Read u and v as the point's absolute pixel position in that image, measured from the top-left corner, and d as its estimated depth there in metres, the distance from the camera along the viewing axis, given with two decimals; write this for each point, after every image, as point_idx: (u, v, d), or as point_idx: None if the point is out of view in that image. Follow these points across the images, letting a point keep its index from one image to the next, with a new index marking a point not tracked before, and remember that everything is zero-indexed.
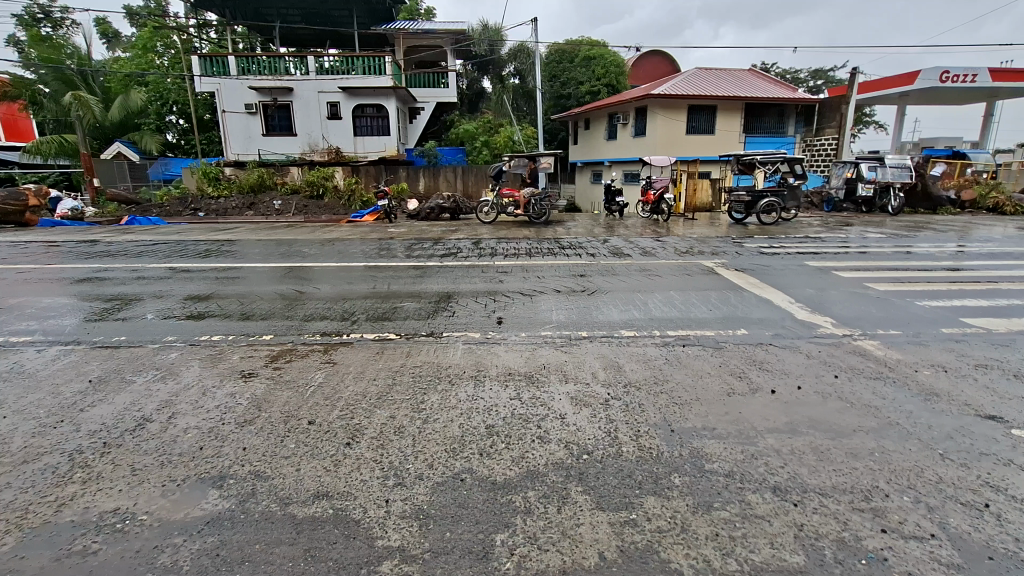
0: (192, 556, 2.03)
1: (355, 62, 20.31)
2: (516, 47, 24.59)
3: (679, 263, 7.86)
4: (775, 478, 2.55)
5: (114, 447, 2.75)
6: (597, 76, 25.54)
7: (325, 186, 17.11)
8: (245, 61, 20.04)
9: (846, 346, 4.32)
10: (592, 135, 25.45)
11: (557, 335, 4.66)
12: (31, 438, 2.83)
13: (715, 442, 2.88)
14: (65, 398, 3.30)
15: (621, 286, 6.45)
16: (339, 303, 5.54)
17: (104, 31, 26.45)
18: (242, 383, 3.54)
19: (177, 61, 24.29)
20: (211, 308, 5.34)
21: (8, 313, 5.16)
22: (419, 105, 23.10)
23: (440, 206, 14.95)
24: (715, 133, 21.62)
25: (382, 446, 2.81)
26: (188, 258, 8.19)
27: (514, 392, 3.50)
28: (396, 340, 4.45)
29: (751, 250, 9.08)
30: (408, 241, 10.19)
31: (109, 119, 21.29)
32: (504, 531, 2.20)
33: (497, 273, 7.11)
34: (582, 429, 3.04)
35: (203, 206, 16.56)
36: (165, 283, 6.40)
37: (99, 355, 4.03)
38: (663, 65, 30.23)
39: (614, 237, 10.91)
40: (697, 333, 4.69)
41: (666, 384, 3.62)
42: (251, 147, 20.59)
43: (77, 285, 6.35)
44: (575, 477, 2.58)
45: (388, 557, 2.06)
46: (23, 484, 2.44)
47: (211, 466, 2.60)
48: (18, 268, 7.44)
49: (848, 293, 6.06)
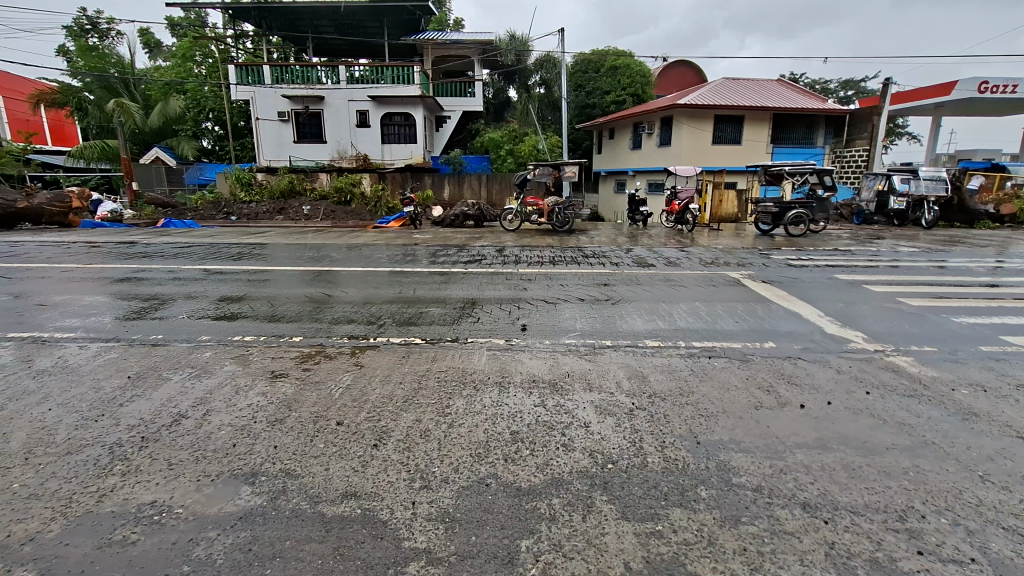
0: (225, 550, 2.08)
1: (384, 71, 20.75)
2: (542, 57, 24.73)
3: (704, 274, 7.79)
4: (805, 494, 2.50)
5: (152, 442, 2.84)
6: (623, 85, 25.58)
7: (352, 192, 17.44)
8: (279, 70, 20.61)
9: (878, 362, 4.22)
10: (617, 144, 25.44)
11: (580, 343, 4.65)
12: (74, 431, 2.94)
13: (742, 456, 2.83)
14: (106, 393, 3.42)
15: (645, 296, 6.40)
16: (366, 307, 5.63)
17: (146, 41, 27.44)
18: (273, 383, 3.62)
19: (214, 70, 24.96)
20: (243, 308, 5.50)
21: (51, 310, 5.36)
22: (445, 114, 23.49)
23: (465, 213, 15.12)
24: (742, 143, 21.38)
25: (408, 448, 2.84)
26: (221, 260, 8.48)
27: (538, 399, 3.51)
28: (421, 344, 4.49)
29: (778, 262, 8.92)
30: (433, 247, 10.33)
31: (149, 126, 22.27)
32: (528, 538, 2.20)
33: (520, 281, 7.13)
34: (607, 438, 3.02)
35: (235, 211, 16.98)
36: (200, 284, 6.61)
37: (137, 353, 4.16)
38: (690, 75, 30.14)
39: (637, 247, 10.87)
40: (723, 345, 4.63)
41: (691, 396, 3.57)
42: (282, 153, 21.10)
43: (117, 284, 6.58)
44: (600, 487, 2.57)
45: (415, 558, 2.08)
46: (67, 474, 2.54)
47: (244, 464, 2.66)
48: (62, 267, 7.77)
49: (879, 307, 5.92)
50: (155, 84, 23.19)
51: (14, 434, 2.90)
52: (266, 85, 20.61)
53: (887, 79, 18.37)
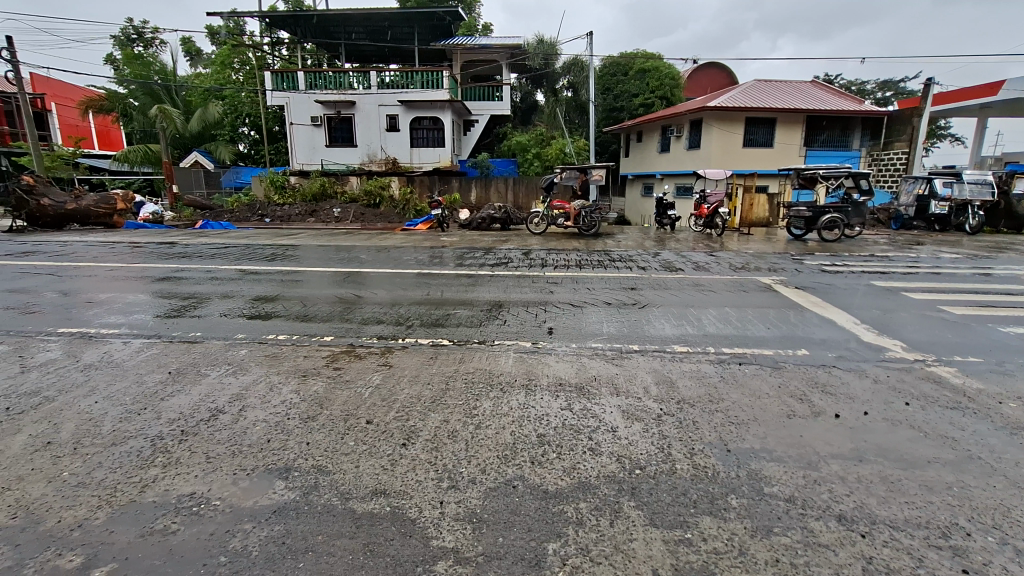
0: (260, 542, 2.14)
1: (414, 76, 21.03)
2: (570, 60, 24.71)
3: (734, 279, 7.66)
4: (840, 506, 2.43)
5: (191, 435, 2.94)
6: (652, 88, 25.36)
7: (381, 195, 17.76)
8: (313, 76, 21.17)
9: (917, 372, 4.07)
10: (645, 148, 25.21)
11: (607, 347, 4.62)
12: (119, 423, 3.07)
13: (774, 465, 2.77)
14: (148, 388, 3.56)
15: (673, 301, 6.32)
16: (394, 308, 5.71)
17: (188, 49, 28.45)
18: (304, 381, 3.71)
19: (251, 77, 25.77)
20: (276, 308, 5.64)
21: (98, 308, 5.60)
22: (473, 118, 23.72)
23: (491, 216, 15.18)
24: (774, 146, 20.95)
25: (436, 449, 2.87)
26: (256, 261, 8.73)
27: (565, 402, 3.50)
28: (448, 346, 4.53)
29: (811, 268, 8.70)
30: (460, 249, 10.42)
31: (189, 130, 23.19)
32: (555, 541, 2.20)
33: (547, 284, 7.13)
34: (634, 443, 3.00)
35: (269, 212, 17.47)
36: (235, 284, 6.81)
37: (177, 350, 4.32)
38: (720, 77, 29.74)
39: (665, 251, 10.74)
40: (754, 351, 4.54)
41: (721, 403, 3.51)
42: (314, 157, 21.60)
43: (157, 283, 6.84)
44: (627, 492, 2.55)
45: (443, 557, 2.10)
46: (112, 464, 2.65)
47: (278, 459, 2.73)
48: (107, 266, 8.12)
49: (919, 315, 5.71)
50: (195, 90, 24.12)
51: (64, 424, 3.04)
52: (300, 91, 21.13)
53: (929, 79, 17.73)
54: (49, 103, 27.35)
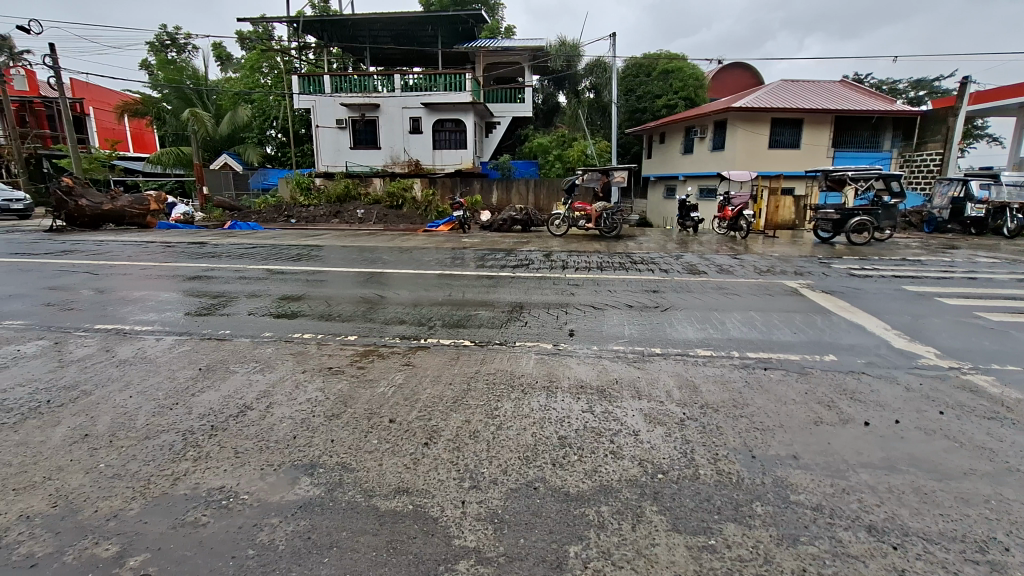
0: (287, 537, 2.18)
1: (437, 79, 21.19)
2: (593, 62, 24.57)
3: (759, 283, 7.53)
4: (870, 517, 2.37)
5: (221, 431, 3.02)
6: (676, 89, 25.07)
7: (404, 197, 17.95)
8: (339, 79, 21.50)
9: (952, 380, 3.94)
10: (667, 149, 24.94)
11: (628, 350, 4.59)
12: (152, 417, 3.17)
13: (801, 473, 2.71)
14: (180, 383, 3.66)
15: (696, 304, 6.25)
16: (416, 309, 5.75)
17: (219, 54, 29.28)
18: (328, 379, 3.77)
19: (279, 80, 26.30)
20: (301, 308, 5.73)
21: (132, 305, 5.79)
22: (495, 120, 23.82)
23: (512, 218, 15.20)
24: (801, 147, 20.52)
25: (458, 449, 2.89)
26: (282, 261, 8.91)
27: (586, 404, 3.49)
28: (470, 347, 4.55)
29: (839, 272, 8.50)
30: (482, 251, 10.45)
31: (219, 133, 23.84)
32: (577, 544, 2.19)
33: (568, 286, 7.11)
34: (657, 447, 2.97)
35: (295, 214, 17.79)
36: (263, 283, 6.96)
37: (207, 347, 4.43)
38: (745, 77, 29.27)
39: (688, 253, 10.62)
40: (781, 356, 4.46)
41: (747, 408, 3.46)
42: (339, 159, 21.97)
43: (188, 282, 7.03)
44: (649, 496, 2.53)
45: (464, 557, 2.11)
46: (146, 458, 2.74)
47: (304, 455, 2.78)
48: (140, 265, 8.37)
49: (953, 321, 5.53)
50: (226, 94, 24.78)
51: (101, 417, 3.15)
52: (326, 94, 21.49)
53: (966, 77, 17.15)
54: (88, 107, 28.47)
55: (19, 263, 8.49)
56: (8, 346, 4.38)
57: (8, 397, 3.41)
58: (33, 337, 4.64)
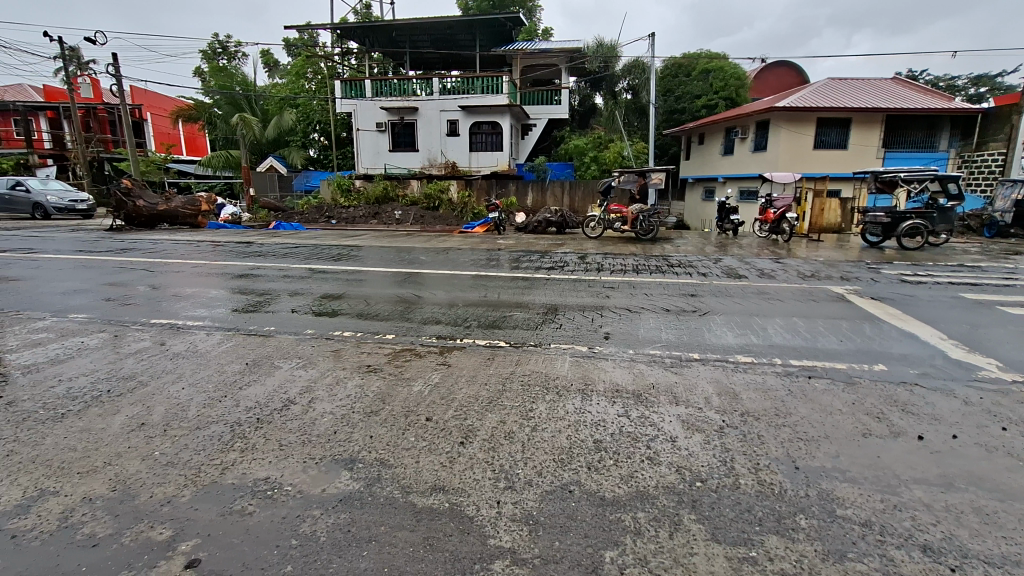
0: (328, 528, 2.24)
1: (475, 82, 21.36)
2: (631, 62, 24.29)
3: (803, 288, 7.26)
4: (926, 536, 2.25)
5: (266, 423, 3.13)
6: (716, 89, 24.50)
7: (441, 199, 18.28)
8: (379, 84, 21.97)
9: (1016, 395, 3.70)
10: (706, 150, 24.41)
11: (665, 355, 4.51)
12: (203, 408, 3.31)
13: (848, 487, 2.61)
14: (228, 376, 3.82)
15: (736, 309, 6.10)
16: (453, 309, 5.82)
17: (266, 61, 30.42)
18: (367, 377, 3.86)
19: (322, 85, 27.11)
20: (341, 306, 5.88)
21: (184, 301, 6.07)
22: (531, 122, 23.85)
23: (548, 220, 15.17)
24: (848, 147, 19.75)
25: (493, 449, 2.91)
26: (323, 260, 9.17)
27: (622, 409, 3.45)
28: (505, 348, 4.58)
29: (889, 278, 8.13)
30: (517, 252, 10.47)
31: (266, 137, 24.82)
32: (612, 549, 2.17)
33: (603, 289, 7.04)
34: (695, 455, 2.91)
35: (335, 215, 18.24)
36: (305, 282, 7.18)
37: (253, 342, 4.61)
38: (790, 76, 28.37)
39: (727, 256, 10.38)
40: (826, 364, 4.30)
41: (790, 418, 3.34)
42: (378, 161, 22.49)
43: (235, 280, 7.32)
44: (687, 504, 2.48)
45: (500, 556, 2.12)
46: (196, 447, 2.86)
47: (344, 450, 2.85)
48: (191, 263, 8.77)
49: (1017, 332, 5.19)
50: (272, 99, 25.77)
51: (155, 407, 3.32)
52: (366, 98, 22.03)
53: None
54: (146, 113, 30.10)
55: (84, 260, 9.03)
56: (73, 338, 4.66)
57: (72, 386, 3.62)
58: (95, 330, 4.92)
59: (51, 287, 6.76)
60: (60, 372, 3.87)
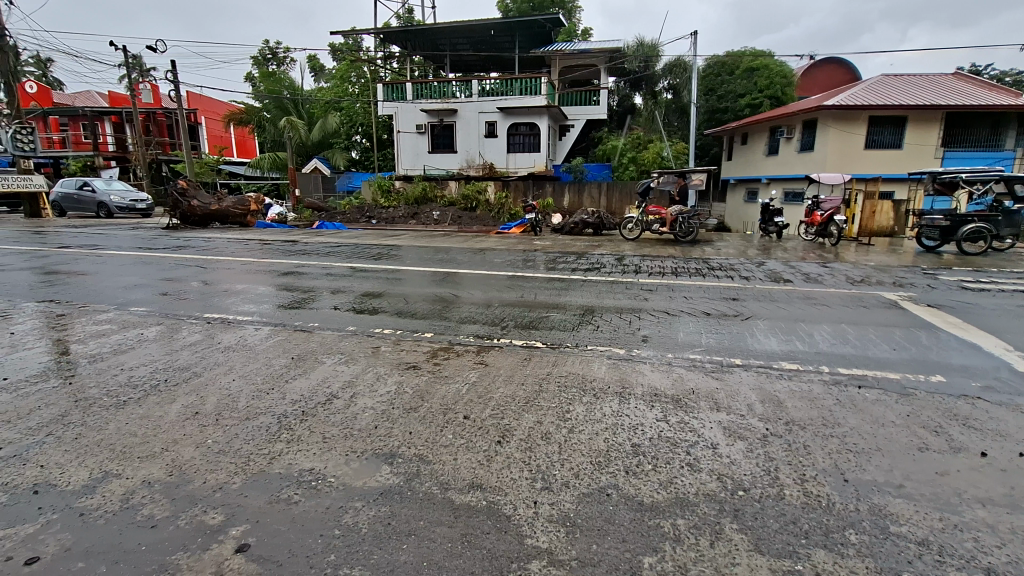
0: (369, 521, 2.30)
1: (514, 83, 21.41)
2: (672, 62, 23.89)
3: (852, 294, 6.96)
4: (989, 558, 2.12)
5: (310, 416, 3.23)
6: (760, 88, 23.83)
7: (478, 200, 18.46)
8: (420, 86, 22.34)
9: None
10: (749, 151, 23.71)
11: (706, 359, 4.42)
12: (251, 400, 3.45)
13: (902, 503, 2.48)
14: (274, 370, 3.97)
15: (780, 314, 5.91)
16: (491, 309, 5.86)
17: (313, 65, 31.44)
18: (408, 374, 3.93)
19: (365, 89, 27.81)
20: (381, 305, 6.00)
21: (234, 297, 6.33)
22: (570, 123, 23.76)
23: (584, 221, 15.07)
24: (902, 147, 18.83)
25: (530, 449, 2.91)
26: (364, 259, 9.38)
27: (661, 413, 3.39)
28: (542, 348, 4.57)
29: (948, 284, 7.70)
30: (553, 253, 10.47)
31: (311, 139, 25.67)
32: (651, 555, 2.14)
33: (641, 291, 6.95)
34: (737, 463, 2.83)
35: (375, 215, 18.63)
36: (346, 280, 7.37)
37: (298, 337, 4.76)
38: (840, 73, 27.29)
39: (771, 260, 10.07)
40: (877, 373, 4.11)
41: (838, 428, 3.21)
42: (418, 163, 22.88)
43: (281, 277, 7.59)
44: (729, 513, 2.41)
45: (537, 557, 2.12)
46: (246, 437, 2.98)
47: (385, 445, 2.91)
48: (240, 260, 9.16)
49: None
50: (318, 102, 26.60)
51: (208, 398, 3.47)
52: (408, 101, 22.44)
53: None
54: (200, 117, 31.58)
55: (142, 256, 9.54)
56: (133, 329, 4.93)
57: (135, 374, 3.85)
58: (153, 322, 5.20)
59: (113, 282, 7.16)
60: (122, 362, 4.10)
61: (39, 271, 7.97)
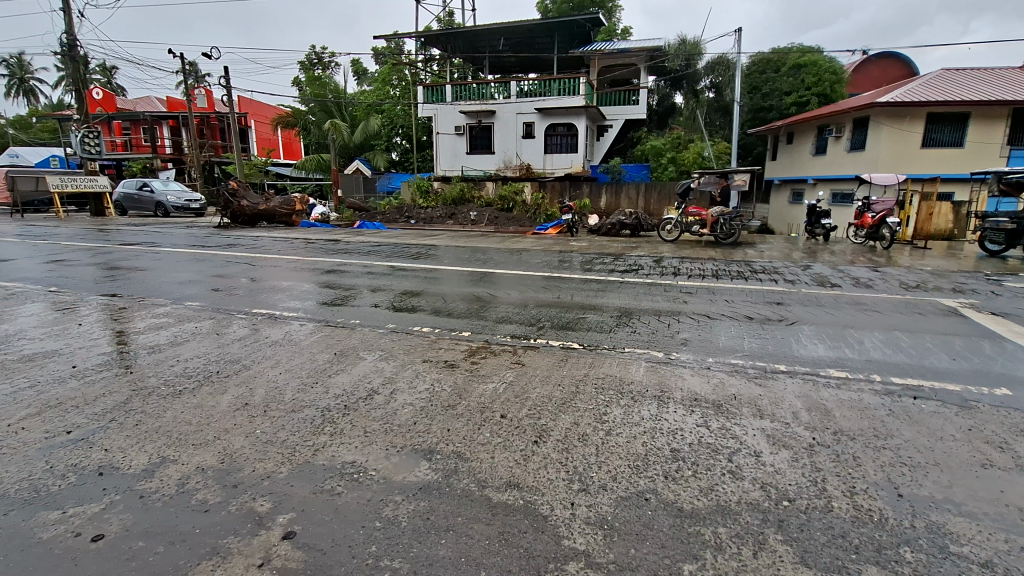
0: (408, 514, 2.34)
1: (551, 84, 21.38)
2: (714, 59, 23.36)
3: (905, 300, 6.63)
4: None
5: (353, 410, 3.32)
6: (808, 85, 23.01)
7: (514, 200, 18.53)
8: (459, 88, 22.60)
9: None
10: (795, 150, 22.91)
11: (749, 365, 4.29)
12: (297, 393, 3.57)
13: (963, 521, 2.35)
14: (318, 364, 4.09)
15: (828, 319, 5.68)
16: (528, 309, 5.87)
17: (356, 69, 32.30)
18: (446, 371, 3.98)
19: (406, 91, 28.36)
20: (419, 303, 6.10)
21: (279, 293, 6.57)
22: (608, 123, 23.55)
23: (622, 222, 14.90)
24: (963, 145, 17.81)
25: (567, 450, 2.90)
26: (403, 258, 9.54)
27: (701, 419, 3.32)
28: (579, 349, 4.55)
29: (1013, 291, 7.22)
30: (590, 255, 10.38)
31: (354, 141, 26.37)
32: (691, 563, 2.10)
33: (681, 293, 6.82)
34: (782, 472, 2.74)
35: (414, 215, 18.94)
36: (385, 279, 7.52)
37: (340, 334, 4.89)
38: (894, 68, 26.06)
39: (817, 263, 9.70)
40: (935, 385, 3.89)
41: (891, 440, 3.06)
42: (456, 163, 23.13)
43: (323, 275, 7.82)
44: (774, 524, 2.33)
45: (575, 558, 2.11)
46: (292, 428, 3.09)
47: (423, 441, 2.96)
48: (284, 258, 9.47)
49: None
50: (360, 105, 27.29)
51: (256, 390, 3.61)
52: (446, 102, 22.74)
53: None
54: (250, 120, 32.91)
55: (195, 253, 9.99)
56: (187, 323, 5.19)
57: (189, 365, 4.04)
58: (205, 316, 5.45)
59: (169, 277, 7.55)
60: (177, 354, 4.30)
61: (102, 267, 8.46)
